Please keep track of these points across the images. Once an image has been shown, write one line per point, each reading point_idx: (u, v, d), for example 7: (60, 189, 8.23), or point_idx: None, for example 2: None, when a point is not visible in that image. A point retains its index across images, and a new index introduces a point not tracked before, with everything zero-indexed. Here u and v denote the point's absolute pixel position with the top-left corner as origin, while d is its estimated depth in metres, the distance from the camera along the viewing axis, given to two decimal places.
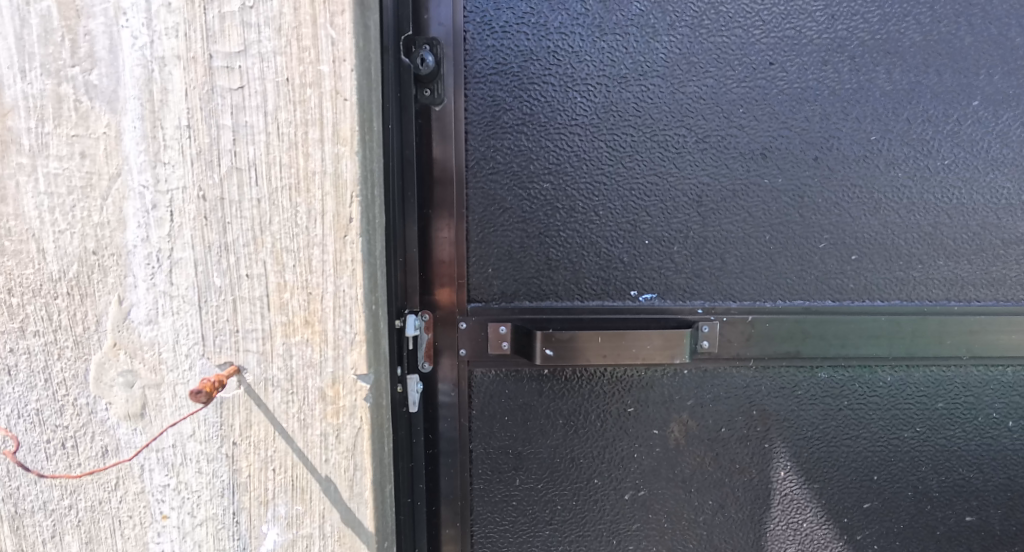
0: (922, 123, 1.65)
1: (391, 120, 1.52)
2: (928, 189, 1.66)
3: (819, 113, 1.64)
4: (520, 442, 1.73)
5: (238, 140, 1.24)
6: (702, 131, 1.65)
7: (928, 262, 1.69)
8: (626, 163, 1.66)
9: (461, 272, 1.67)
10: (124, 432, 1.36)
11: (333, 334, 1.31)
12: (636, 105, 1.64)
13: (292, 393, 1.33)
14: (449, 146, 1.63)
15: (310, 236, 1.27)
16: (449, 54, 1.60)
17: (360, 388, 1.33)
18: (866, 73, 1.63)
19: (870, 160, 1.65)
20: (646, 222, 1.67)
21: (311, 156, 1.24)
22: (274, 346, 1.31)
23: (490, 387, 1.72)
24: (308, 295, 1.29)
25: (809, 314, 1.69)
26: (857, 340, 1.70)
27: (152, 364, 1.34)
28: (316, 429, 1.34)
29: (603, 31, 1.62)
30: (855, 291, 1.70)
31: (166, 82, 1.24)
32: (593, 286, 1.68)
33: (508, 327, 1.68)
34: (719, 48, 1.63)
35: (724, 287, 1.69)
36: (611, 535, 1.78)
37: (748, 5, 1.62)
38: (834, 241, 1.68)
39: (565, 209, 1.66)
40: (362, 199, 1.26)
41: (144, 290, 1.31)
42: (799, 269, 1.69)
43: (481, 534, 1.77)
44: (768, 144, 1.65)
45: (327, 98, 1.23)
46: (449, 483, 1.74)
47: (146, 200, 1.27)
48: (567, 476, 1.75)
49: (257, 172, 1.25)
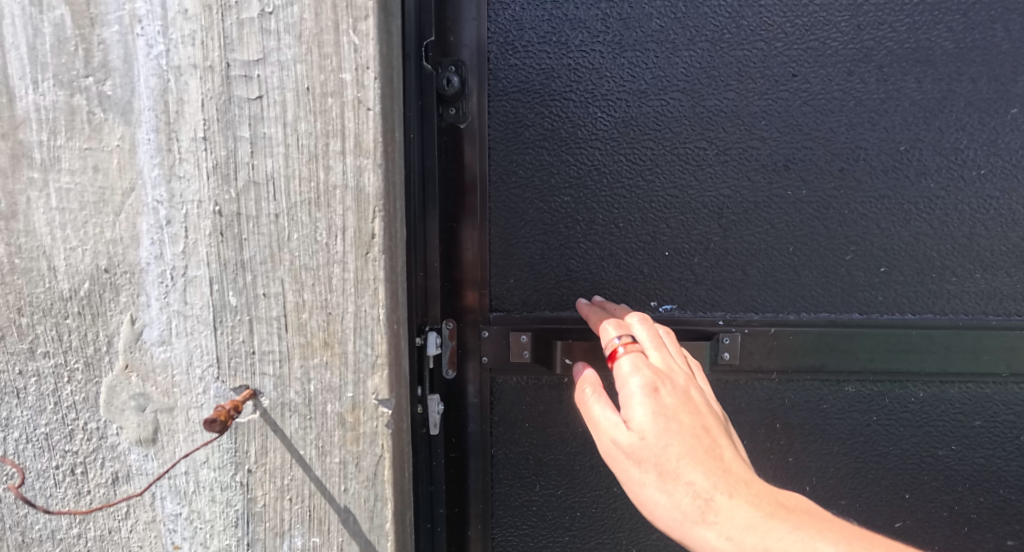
0: (954, 132, 1.53)
1: (412, 130, 1.45)
2: (966, 200, 1.55)
3: (845, 124, 1.54)
4: (542, 449, 1.65)
5: (255, 153, 1.18)
6: (723, 144, 1.56)
7: (964, 276, 1.57)
8: (645, 176, 1.58)
9: (484, 287, 1.60)
10: (136, 458, 1.30)
11: (354, 356, 1.23)
12: (656, 120, 1.56)
13: (310, 418, 1.26)
14: (471, 159, 1.56)
15: (330, 254, 1.20)
16: (473, 71, 1.54)
17: (381, 414, 1.25)
18: (896, 82, 1.53)
19: (899, 170, 1.55)
20: (667, 234, 1.58)
21: (331, 169, 1.18)
22: (292, 369, 1.25)
23: (510, 399, 1.64)
24: (327, 315, 1.23)
25: (836, 328, 1.57)
26: (885, 354, 1.57)
27: (165, 387, 1.28)
28: (335, 456, 1.27)
29: (623, 48, 1.55)
30: (884, 304, 1.58)
31: (182, 92, 1.18)
32: (613, 297, 1.60)
33: (529, 335, 1.60)
34: (741, 62, 1.54)
35: (745, 299, 1.59)
36: (629, 541, 1.69)
37: (772, 18, 1.53)
38: (863, 252, 1.57)
39: (585, 223, 1.59)
40: (384, 214, 1.19)
41: (157, 310, 1.25)
42: (825, 282, 1.58)
43: (502, 537, 1.70)
44: (791, 156, 1.55)
45: (349, 107, 1.17)
46: (468, 498, 1.66)
47: (159, 215, 1.22)
48: (586, 483, 1.66)
49: (275, 186, 1.19)
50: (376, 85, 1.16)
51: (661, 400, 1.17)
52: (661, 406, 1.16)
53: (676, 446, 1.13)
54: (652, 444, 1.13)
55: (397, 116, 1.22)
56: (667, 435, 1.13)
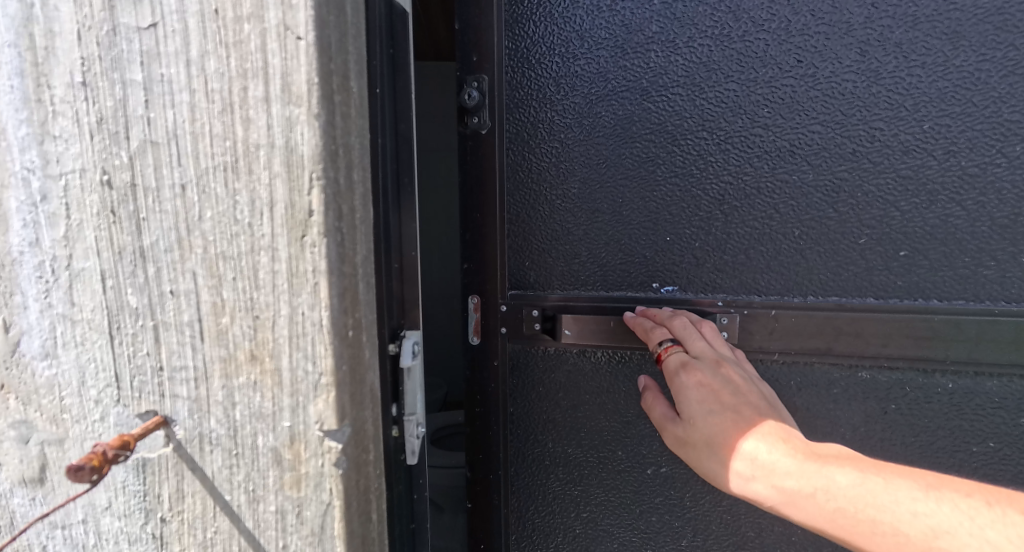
0: (990, 104, 1.10)
1: (380, 86, 0.97)
2: (1014, 179, 1.10)
3: (856, 104, 1.14)
4: (553, 408, 1.34)
5: (150, 102, 0.88)
6: (723, 134, 1.20)
7: (1007, 263, 1.12)
8: (644, 176, 1.24)
9: (502, 277, 1.31)
10: (20, 502, 1.01)
11: (290, 374, 0.93)
12: (654, 116, 1.23)
13: (237, 455, 0.96)
14: (485, 163, 1.30)
15: (254, 238, 0.90)
16: (494, 71, 1.27)
17: (327, 450, 0.94)
18: (920, 56, 1.12)
19: (922, 147, 1.13)
20: (668, 217, 1.24)
21: (252, 122, 0.87)
22: (210, 391, 0.95)
23: (523, 385, 1.34)
24: (254, 320, 0.92)
25: (843, 312, 1.17)
26: (902, 340, 1.15)
27: (52, 413, 0.99)
28: (270, 504, 0.97)
29: (625, 50, 1.23)
30: (907, 289, 1.15)
31: (51, 22, 0.88)
32: (619, 274, 1.27)
33: (539, 310, 1.31)
34: (741, 55, 1.18)
35: (746, 280, 1.22)
36: (633, 504, 1.33)
37: (773, 6, 1.16)
38: (880, 239, 1.16)
39: (587, 215, 1.27)
40: (324, 181, 0.87)
41: (37, 313, 0.96)
42: (835, 265, 1.18)
43: (518, 487, 1.38)
44: (796, 141, 1.18)
45: (271, 36, 0.86)
46: (486, 460, 1.37)
47: (32, 188, 0.93)
48: (592, 443, 1.33)
49: (180, 147, 0.89)
50: (309, 5, 0.85)
51: (706, 380, 1.05)
52: (707, 387, 1.04)
53: (722, 418, 1.00)
54: (702, 419, 1.01)
55: (355, 63, 0.91)
56: (712, 409, 1.01)
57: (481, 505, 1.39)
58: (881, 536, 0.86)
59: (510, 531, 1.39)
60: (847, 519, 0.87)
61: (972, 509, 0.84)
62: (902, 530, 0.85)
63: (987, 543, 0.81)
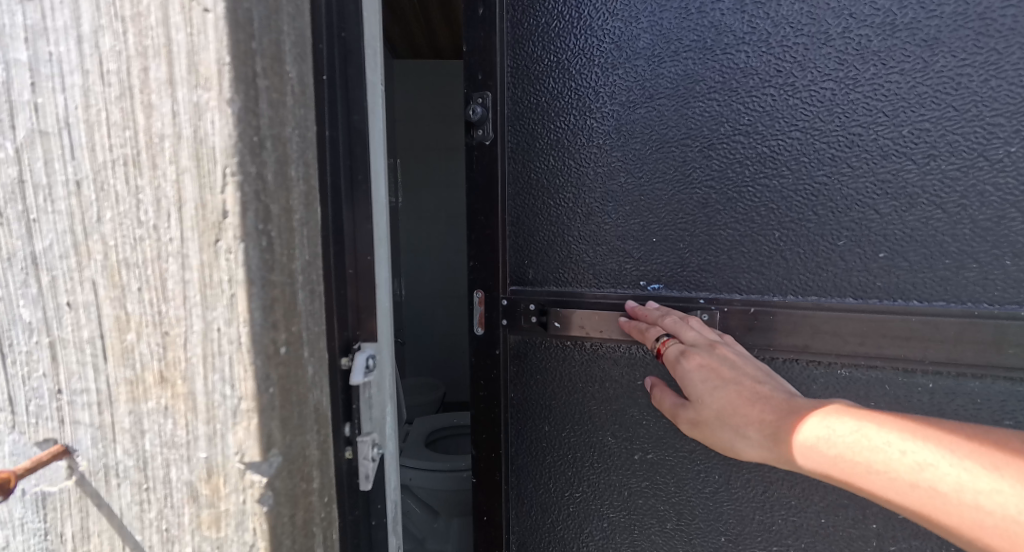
0: (971, 107, 0.96)
1: (327, 72, 0.86)
2: (998, 181, 0.95)
3: (836, 112, 1.02)
4: (551, 396, 1.23)
5: (39, 88, 0.77)
6: (705, 143, 1.08)
7: (988, 266, 0.97)
8: (632, 188, 1.13)
9: (504, 276, 1.22)
10: None
11: (205, 398, 0.81)
12: (641, 126, 1.11)
13: (148, 489, 0.84)
14: (489, 172, 1.21)
15: (161, 244, 0.78)
16: (499, 88, 1.18)
17: (250, 484, 0.82)
18: (898, 63, 0.98)
19: (901, 151, 0.99)
20: (654, 220, 1.12)
21: (154, 109, 0.76)
22: (115, 419, 0.83)
23: (523, 374, 1.25)
24: (163, 337, 0.80)
25: (820, 311, 1.04)
26: (881, 340, 1.01)
27: None
28: (186, 545, 0.85)
29: (614, 62, 1.12)
30: (888, 290, 1.01)
31: None
32: (610, 267, 1.16)
33: (535, 305, 1.20)
34: (724, 67, 1.07)
35: (729, 276, 1.09)
36: (620, 487, 1.20)
37: (753, 16, 1.04)
38: (860, 240, 1.02)
39: (581, 214, 1.16)
40: (238, 178, 0.75)
41: None
42: (813, 265, 1.05)
43: (517, 465, 1.28)
44: (775, 146, 1.05)
45: (175, 8, 0.74)
46: (489, 442, 1.28)
47: None
48: (586, 425, 1.21)
49: (74, 139, 0.77)
50: None
51: (705, 359, 0.95)
52: (709, 365, 0.94)
53: (731, 392, 0.90)
54: (712, 395, 0.91)
55: (291, 44, 0.80)
56: (719, 383, 0.92)
57: (484, 484, 1.31)
58: (874, 474, 0.75)
59: (508, 507, 1.30)
60: (845, 461, 0.77)
61: (954, 442, 0.73)
62: (893, 467, 0.75)
63: (967, 471, 0.71)
